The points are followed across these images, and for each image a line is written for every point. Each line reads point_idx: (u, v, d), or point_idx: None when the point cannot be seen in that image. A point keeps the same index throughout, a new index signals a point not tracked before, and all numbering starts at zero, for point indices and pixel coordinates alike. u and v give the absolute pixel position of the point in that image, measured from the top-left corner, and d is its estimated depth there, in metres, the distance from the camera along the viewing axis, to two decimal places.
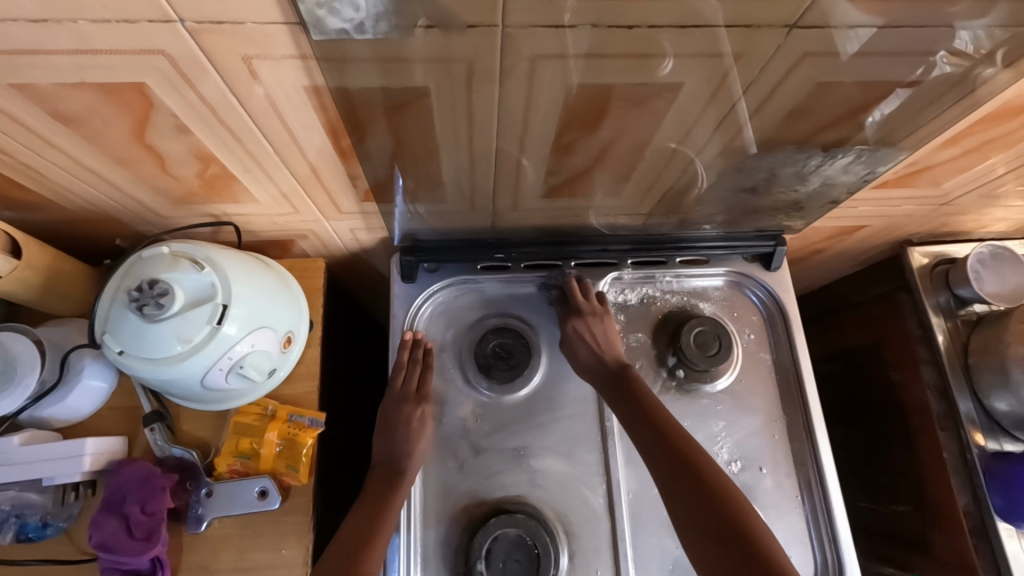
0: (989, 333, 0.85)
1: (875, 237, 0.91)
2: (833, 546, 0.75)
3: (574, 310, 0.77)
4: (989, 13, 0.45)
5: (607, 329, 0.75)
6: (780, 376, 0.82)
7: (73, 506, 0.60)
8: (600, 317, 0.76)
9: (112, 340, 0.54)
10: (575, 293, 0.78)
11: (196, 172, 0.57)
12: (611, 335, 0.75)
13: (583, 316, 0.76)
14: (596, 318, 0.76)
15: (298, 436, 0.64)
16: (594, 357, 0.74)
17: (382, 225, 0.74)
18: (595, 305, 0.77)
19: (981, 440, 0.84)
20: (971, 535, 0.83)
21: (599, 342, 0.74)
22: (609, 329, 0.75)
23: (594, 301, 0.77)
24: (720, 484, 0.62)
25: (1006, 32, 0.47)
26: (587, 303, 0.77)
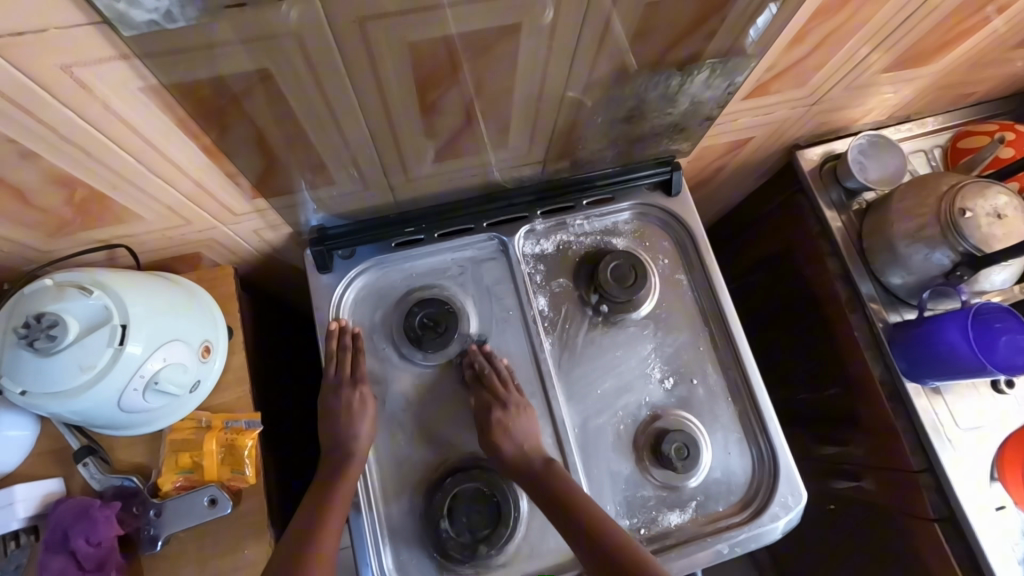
0: (876, 216, 0.92)
1: (764, 146, 0.96)
2: (765, 435, 0.81)
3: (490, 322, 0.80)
4: None
5: (528, 423, 0.75)
6: (698, 292, 0.87)
7: (19, 556, 0.59)
8: (517, 406, 0.75)
9: (10, 382, 0.53)
10: (482, 359, 0.78)
11: (62, 197, 0.55)
12: (527, 420, 0.75)
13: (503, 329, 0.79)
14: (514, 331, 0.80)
15: (237, 440, 0.65)
16: (506, 366, 0.78)
17: (283, 220, 0.74)
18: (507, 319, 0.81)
19: (882, 314, 0.92)
20: (889, 401, 0.91)
21: (514, 434, 0.73)
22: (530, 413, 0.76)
23: (514, 391, 0.76)
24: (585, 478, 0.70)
25: None
26: (511, 392, 0.76)
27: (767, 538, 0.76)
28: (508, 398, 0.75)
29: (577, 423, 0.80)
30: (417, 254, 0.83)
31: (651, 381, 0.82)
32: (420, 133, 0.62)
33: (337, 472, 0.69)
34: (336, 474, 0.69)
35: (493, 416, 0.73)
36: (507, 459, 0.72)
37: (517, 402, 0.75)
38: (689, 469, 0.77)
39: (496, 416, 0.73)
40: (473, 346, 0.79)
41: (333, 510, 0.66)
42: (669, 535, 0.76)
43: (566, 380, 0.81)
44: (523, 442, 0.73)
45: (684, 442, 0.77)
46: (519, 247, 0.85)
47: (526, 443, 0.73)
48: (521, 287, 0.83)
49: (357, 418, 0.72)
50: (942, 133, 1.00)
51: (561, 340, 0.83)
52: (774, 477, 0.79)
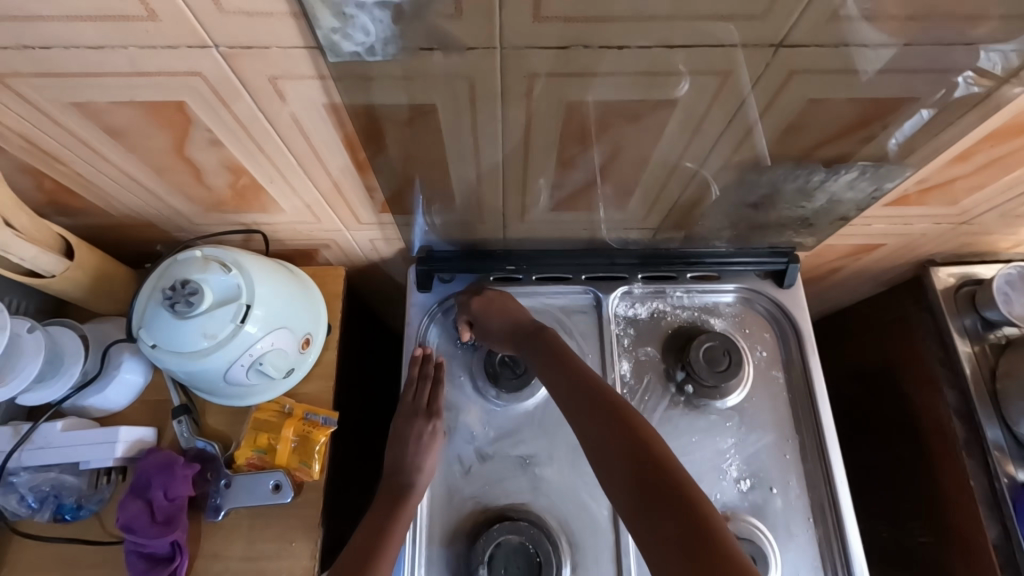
0: (1017, 357, 0.82)
1: (893, 256, 0.89)
2: (845, 569, 0.72)
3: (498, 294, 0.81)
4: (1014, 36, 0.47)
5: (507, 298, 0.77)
6: (793, 394, 0.81)
7: (105, 490, 0.65)
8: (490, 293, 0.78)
9: (146, 334, 0.58)
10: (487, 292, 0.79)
11: (228, 182, 0.62)
12: (497, 305, 0.77)
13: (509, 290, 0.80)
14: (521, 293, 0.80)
15: (312, 433, 0.68)
16: (512, 317, 0.76)
17: (399, 236, 0.78)
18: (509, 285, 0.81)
19: (1011, 470, 0.81)
20: (1003, 572, 0.78)
21: (495, 314, 0.76)
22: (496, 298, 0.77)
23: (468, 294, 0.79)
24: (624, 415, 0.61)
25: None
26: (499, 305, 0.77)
27: None
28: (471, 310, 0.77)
29: None
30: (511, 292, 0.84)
31: (725, 478, 0.76)
32: (549, 182, 0.64)
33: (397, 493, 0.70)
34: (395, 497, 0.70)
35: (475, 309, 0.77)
36: (502, 328, 0.76)
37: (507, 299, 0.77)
38: None
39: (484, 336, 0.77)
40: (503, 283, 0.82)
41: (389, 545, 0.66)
42: None
43: None
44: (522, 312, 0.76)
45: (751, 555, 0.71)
46: (612, 306, 0.83)
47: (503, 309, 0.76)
48: (607, 347, 0.82)
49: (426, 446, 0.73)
50: None
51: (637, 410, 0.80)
52: None
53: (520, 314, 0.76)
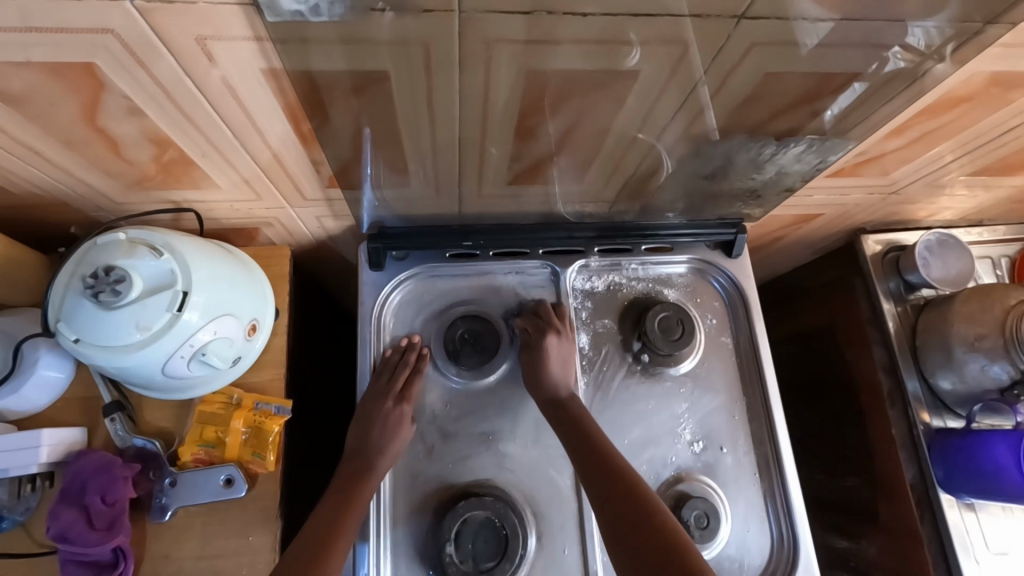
0: (935, 316, 0.90)
1: (830, 225, 0.94)
2: (788, 518, 0.78)
3: (545, 323, 0.78)
4: (942, 11, 0.48)
5: (570, 352, 0.77)
6: (741, 359, 0.85)
7: (31, 498, 0.59)
8: (561, 336, 0.77)
9: (67, 328, 0.52)
10: (551, 312, 0.79)
11: (152, 156, 0.56)
12: (569, 362, 0.76)
13: (557, 334, 0.77)
14: (565, 339, 0.77)
15: (265, 423, 0.64)
16: (559, 376, 0.74)
17: (348, 211, 0.74)
18: (551, 316, 0.79)
19: (926, 418, 0.89)
20: (917, 507, 0.88)
21: (555, 363, 0.75)
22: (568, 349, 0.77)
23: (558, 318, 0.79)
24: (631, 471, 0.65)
25: (953, 28, 0.50)
26: (556, 320, 0.79)
27: None
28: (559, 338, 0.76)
29: None
30: (469, 269, 0.82)
31: (680, 442, 0.80)
32: (507, 155, 0.62)
33: (360, 477, 0.69)
34: (357, 482, 0.68)
35: (546, 341, 0.75)
36: (544, 384, 0.74)
37: (563, 341, 0.77)
38: (705, 540, 0.74)
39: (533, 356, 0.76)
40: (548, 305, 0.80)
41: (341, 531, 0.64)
42: None
43: None
44: (562, 384, 0.74)
45: (705, 511, 0.75)
46: (570, 279, 0.84)
47: (555, 368, 0.75)
48: (566, 321, 0.82)
49: (391, 429, 0.71)
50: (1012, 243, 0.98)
51: (596, 381, 0.81)
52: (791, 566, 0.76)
53: (561, 377, 0.75)
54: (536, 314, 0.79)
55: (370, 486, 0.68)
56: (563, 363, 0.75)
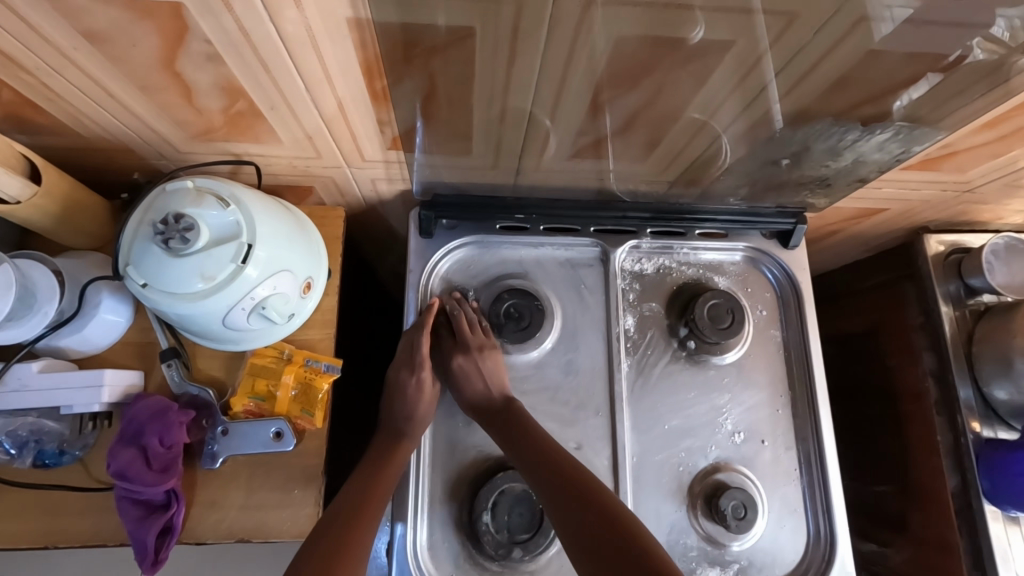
0: (997, 325, 0.86)
1: (893, 222, 0.91)
2: (827, 517, 0.77)
3: (459, 346, 0.74)
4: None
5: (496, 363, 0.74)
6: (788, 353, 0.83)
7: (90, 436, 0.61)
8: (484, 351, 0.74)
9: (135, 272, 0.53)
10: (461, 324, 0.75)
11: (222, 105, 0.55)
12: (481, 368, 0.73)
13: (466, 354, 0.73)
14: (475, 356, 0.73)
15: (315, 381, 0.65)
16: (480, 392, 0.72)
17: (403, 175, 0.73)
18: (471, 337, 0.74)
19: (977, 428, 0.87)
20: (957, 517, 0.86)
21: (476, 378, 0.72)
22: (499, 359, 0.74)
23: (481, 334, 0.76)
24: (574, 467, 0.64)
25: None
26: (474, 336, 0.75)
27: None
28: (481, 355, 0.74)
29: (635, 453, 0.77)
30: (518, 242, 0.81)
31: (720, 431, 0.79)
32: (575, 126, 0.60)
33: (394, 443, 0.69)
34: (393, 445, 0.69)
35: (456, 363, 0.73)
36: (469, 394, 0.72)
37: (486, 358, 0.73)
38: (741, 531, 0.73)
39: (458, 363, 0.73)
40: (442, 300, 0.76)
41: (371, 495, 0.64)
42: None
43: (635, 406, 0.78)
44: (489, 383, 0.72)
45: (742, 502, 0.74)
46: (619, 259, 0.82)
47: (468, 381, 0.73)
48: (613, 301, 0.81)
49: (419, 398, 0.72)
50: None
51: (639, 364, 0.80)
52: (826, 563, 0.75)
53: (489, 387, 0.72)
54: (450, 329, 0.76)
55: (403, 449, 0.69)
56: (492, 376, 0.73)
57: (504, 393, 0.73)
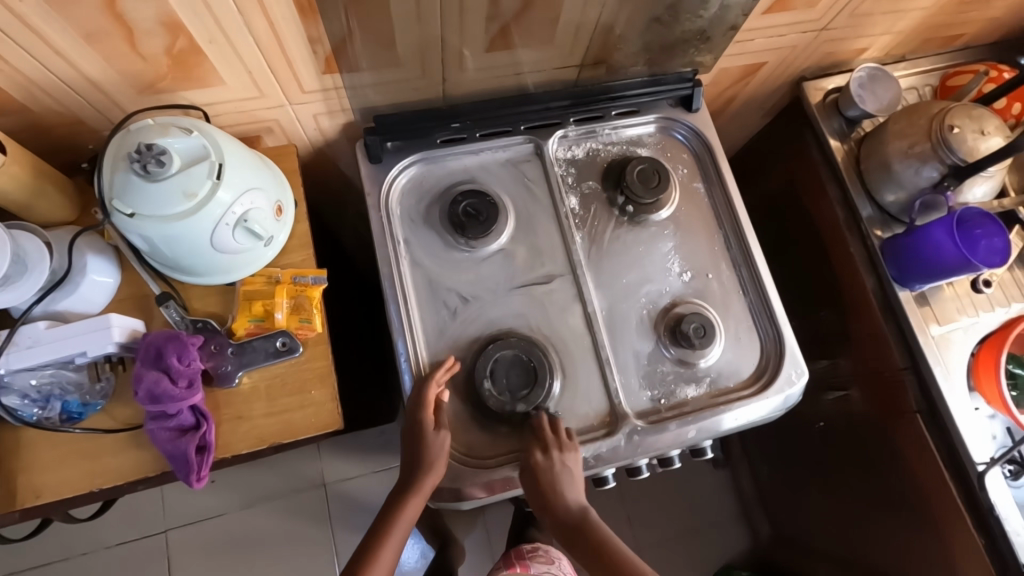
0: (874, 141, 1.01)
1: (775, 75, 1.05)
2: (772, 322, 0.89)
3: (540, 442, 0.76)
4: None
5: (575, 463, 0.75)
6: (712, 200, 0.95)
7: (108, 382, 0.66)
8: (566, 453, 0.75)
9: (121, 204, 0.58)
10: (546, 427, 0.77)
11: (164, 46, 0.61)
12: (577, 476, 0.76)
13: (547, 452, 0.75)
14: (556, 456, 0.75)
15: (306, 292, 0.72)
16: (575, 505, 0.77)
17: (343, 105, 0.79)
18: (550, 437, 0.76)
19: (878, 231, 1.01)
20: (880, 308, 1.01)
21: (567, 484, 0.75)
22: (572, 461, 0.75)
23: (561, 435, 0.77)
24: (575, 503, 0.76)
25: None
26: (554, 436, 0.77)
27: (771, 410, 0.86)
28: (562, 457, 0.75)
29: (605, 307, 0.87)
30: (460, 152, 0.89)
31: (671, 274, 0.90)
32: (482, 13, 0.70)
33: (425, 463, 0.74)
34: (421, 461, 0.74)
35: (535, 460, 0.74)
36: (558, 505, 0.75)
37: (569, 456, 0.75)
38: (705, 347, 0.85)
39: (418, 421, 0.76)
40: (543, 418, 0.78)
41: (405, 507, 0.75)
42: (684, 405, 0.84)
43: (594, 268, 0.89)
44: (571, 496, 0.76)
45: (701, 323, 0.85)
46: (552, 150, 0.92)
47: (566, 490, 0.75)
48: (555, 186, 0.90)
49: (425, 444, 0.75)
50: (934, 73, 1.10)
51: (590, 235, 0.90)
52: (780, 357, 0.87)
53: (574, 497, 0.76)
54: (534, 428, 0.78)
55: (429, 482, 0.74)
56: (574, 483, 0.75)
57: (582, 506, 0.77)
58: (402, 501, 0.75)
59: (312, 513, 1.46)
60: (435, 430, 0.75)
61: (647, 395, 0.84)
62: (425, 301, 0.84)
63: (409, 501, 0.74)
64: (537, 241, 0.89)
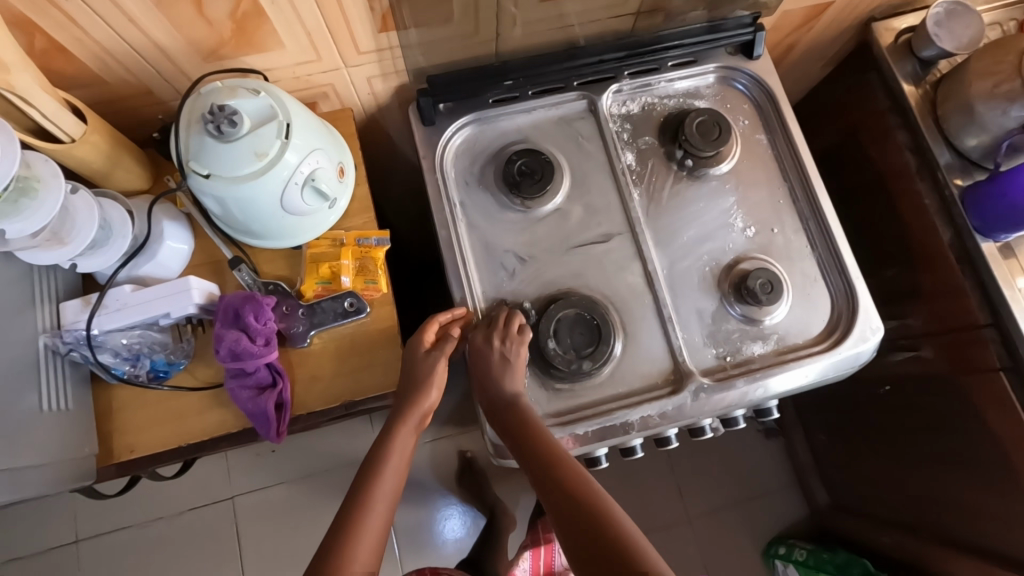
0: (953, 82, 0.94)
1: (842, 16, 0.98)
2: (841, 275, 0.85)
3: (489, 330, 0.77)
4: None
5: (520, 358, 0.75)
6: (775, 153, 0.91)
7: (189, 343, 0.69)
8: (511, 350, 0.75)
9: (197, 166, 0.59)
10: (498, 321, 0.77)
11: (228, 9, 0.62)
12: (520, 368, 0.75)
13: (496, 341, 0.76)
14: (503, 347, 0.75)
15: (370, 254, 0.72)
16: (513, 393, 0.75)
17: (397, 67, 0.79)
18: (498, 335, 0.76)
19: (958, 180, 0.95)
20: (958, 262, 0.96)
21: (507, 374, 0.75)
22: (517, 360, 0.75)
23: (514, 332, 0.76)
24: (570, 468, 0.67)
25: None
26: (506, 328, 0.76)
27: (842, 366, 0.82)
28: (504, 347, 0.75)
29: (665, 264, 0.85)
30: (513, 111, 0.87)
31: (733, 230, 0.87)
32: None
33: (420, 382, 0.69)
34: (414, 379, 0.69)
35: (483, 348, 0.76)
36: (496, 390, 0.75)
37: (512, 349, 0.75)
38: (772, 303, 0.82)
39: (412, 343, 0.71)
40: (508, 312, 0.77)
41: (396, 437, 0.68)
42: (751, 362, 0.82)
43: (653, 226, 0.86)
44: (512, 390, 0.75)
45: (768, 279, 0.82)
46: (606, 106, 0.89)
47: (505, 373, 0.74)
48: (610, 142, 0.88)
49: (416, 361, 0.70)
50: (1019, 6, 1.01)
51: (648, 192, 0.88)
52: (852, 312, 0.83)
53: (512, 382, 0.75)
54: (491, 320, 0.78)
55: (416, 407, 0.68)
56: (515, 373, 0.75)
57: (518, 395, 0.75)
58: (391, 434, 0.68)
59: None
60: (432, 352, 0.71)
61: (711, 353, 0.82)
62: (484, 262, 0.83)
63: (400, 433, 0.68)
64: (593, 199, 0.87)
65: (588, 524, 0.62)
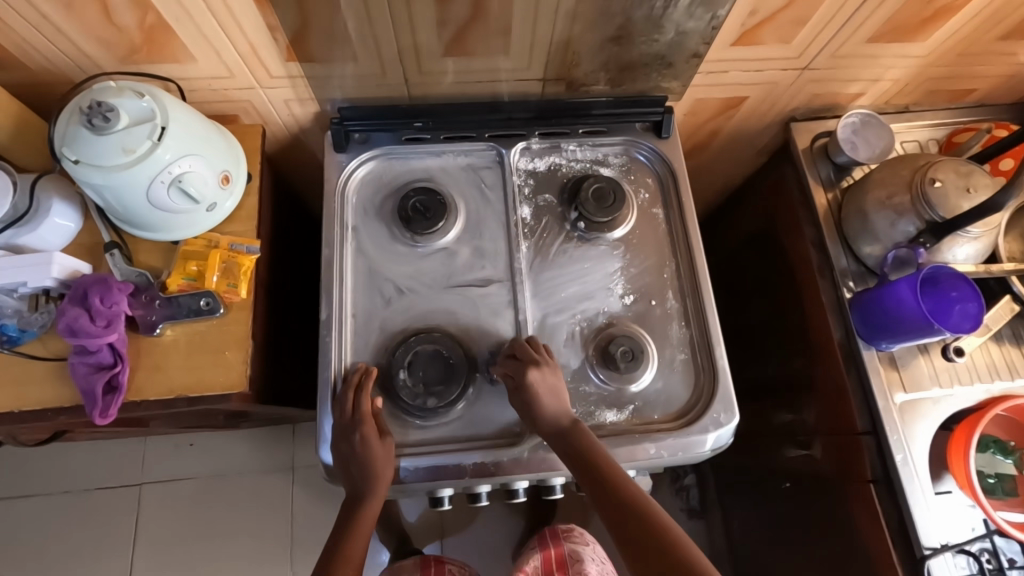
0: (854, 188, 0.97)
1: (760, 112, 1.02)
2: (708, 355, 0.86)
3: (525, 362, 0.78)
4: None
5: (559, 380, 0.77)
6: (668, 228, 0.93)
7: (45, 315, 0.72)
8: (543, 366, 0.77)
9: (68, 151, 0.64)
10: (526, 348, 0.80)
11: (136, 21, 0.68)
12: (558, 390, 0.77)
13: (526, 368, 0.77)
14: (547, 369, 0.78)
15: (237, 259, 0.76)
16: (554, 412, 0.76)
17: (311, 94, 0.85)
18: (528, 352, 0.79)
19: (851, 284, 0.96)
20: (844, 364, 0.94)
21: (547, 397, 0.76)
22: (552, 374, 0.77)
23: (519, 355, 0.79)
24: (606, 460, 0.72)
25: None
26: (531, 352, 0.79)
27: (693, 448, 0.81)
28: (525, 372, 0.77)
29: (538, 317, 0.87)
30: (422, 151, 0.92)
31: (611, 294, 0.89)
32: (432, 18, 0.74)
33: (371, 478, 0.74)
34: (369, 473, 0.74)
35: (530, 376, 0.76)
36: (541, 419, 0.76)
37: (547, 372, 0.77)
38: (630, 372, 0.83)
39: (359, 436, 0.75)
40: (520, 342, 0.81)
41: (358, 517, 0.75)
42: (601, 428, 0.82)
43: (534, 278, 0.89)
44: (556, 406, 0.76)
45: (630, 347, 0.84)
46: (513, 160, 0.93)
47: (549, 398, 0.76)
48: (510, 195, 0.92)
49: (367, 457, 0.74)
50: (944, 126, 1.03)
51: (536, 246, 0.90)
52: (711, 395, 0.83)
53: (556, 414, 0.76)
54: (513, 353, 0.80)
55: (377, 493, 0.74)
56: (558, 397, 0.77)
57: (571, 417, 0.76)
58: (359, 511, 0.74)
59: (273, 492, 1.47)
60: (380, 440, 0.75)
61: None
62: (362, 287, 0.86)
63: (364, 513, 0.74)
64: (481, 244, 0.90)
65: (647, 545, 0.67)
